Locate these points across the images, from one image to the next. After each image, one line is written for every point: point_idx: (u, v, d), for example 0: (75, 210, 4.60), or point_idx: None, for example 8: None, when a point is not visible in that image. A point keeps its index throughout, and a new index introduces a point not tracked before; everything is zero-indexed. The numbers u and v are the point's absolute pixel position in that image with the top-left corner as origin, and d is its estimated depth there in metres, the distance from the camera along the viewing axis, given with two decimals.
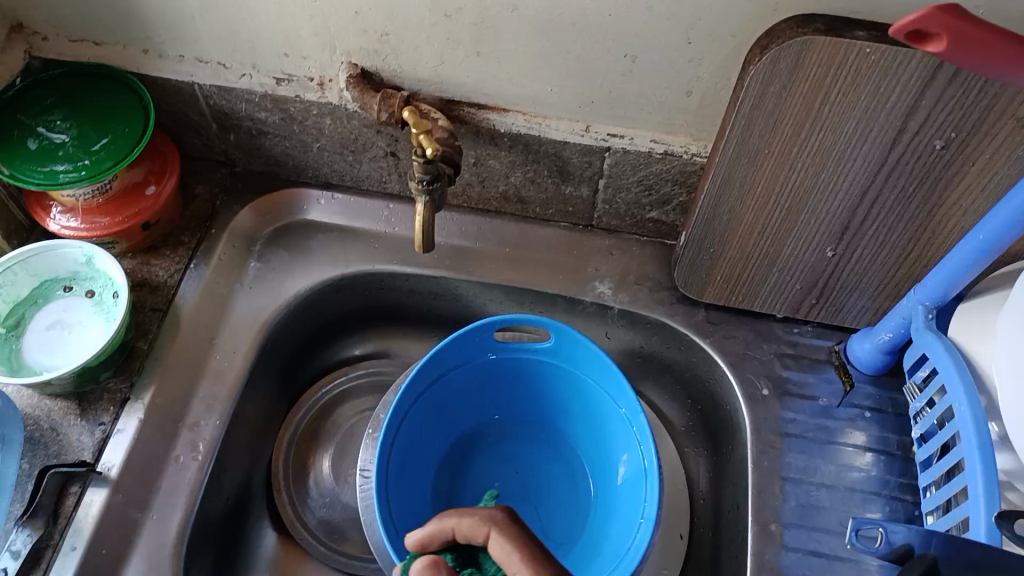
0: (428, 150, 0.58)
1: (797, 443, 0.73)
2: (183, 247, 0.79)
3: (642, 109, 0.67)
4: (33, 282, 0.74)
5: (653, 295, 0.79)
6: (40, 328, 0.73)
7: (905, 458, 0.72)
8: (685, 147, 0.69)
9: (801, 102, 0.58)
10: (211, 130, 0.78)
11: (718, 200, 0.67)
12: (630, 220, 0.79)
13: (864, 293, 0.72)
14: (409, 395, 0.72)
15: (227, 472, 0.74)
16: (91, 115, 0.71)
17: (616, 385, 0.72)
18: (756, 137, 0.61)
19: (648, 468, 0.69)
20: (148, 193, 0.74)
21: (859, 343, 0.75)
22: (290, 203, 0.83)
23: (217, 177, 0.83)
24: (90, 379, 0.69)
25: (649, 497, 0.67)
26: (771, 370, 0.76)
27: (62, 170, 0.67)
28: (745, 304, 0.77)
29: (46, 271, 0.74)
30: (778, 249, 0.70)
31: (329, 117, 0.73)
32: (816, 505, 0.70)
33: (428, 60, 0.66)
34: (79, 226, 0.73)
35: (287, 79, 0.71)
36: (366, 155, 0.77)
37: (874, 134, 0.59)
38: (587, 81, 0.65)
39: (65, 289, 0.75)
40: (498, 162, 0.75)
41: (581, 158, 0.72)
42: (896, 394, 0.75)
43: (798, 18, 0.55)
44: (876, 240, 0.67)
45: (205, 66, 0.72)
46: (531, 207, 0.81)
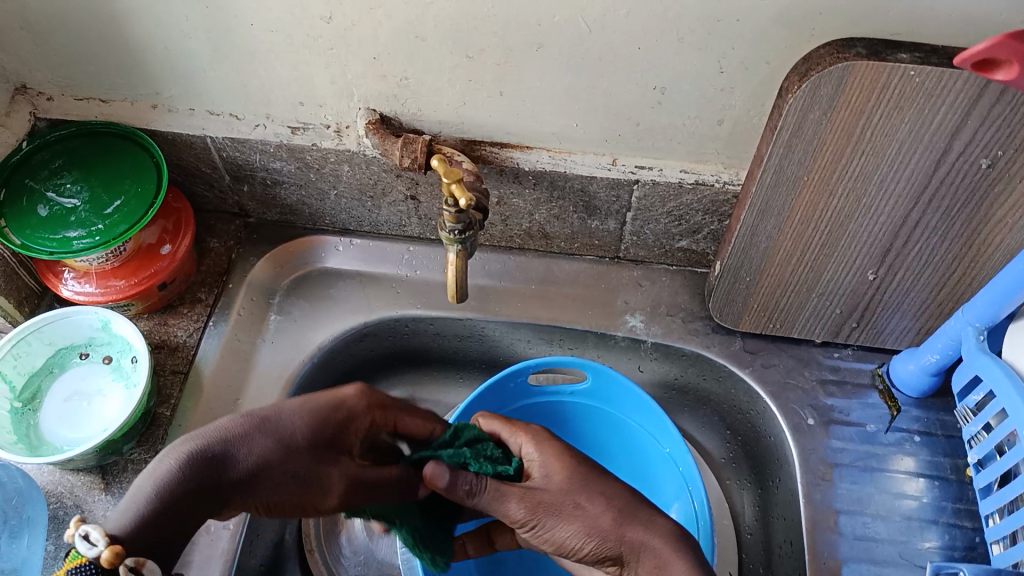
0: (463, 202, 0.55)
1: (848, 472, 0.70)
2: (201, 305, 0.76)
3: (672, 140, 0.65)
4: (48, 351, 0.72)
5: (687, 326, 0.77)
6: (59, 400, 0.71)
7: (960, 481, 0.70)
8: (716, 175, 0.67)
9: (842, 127, 0.57)
10: (224, 181, 0.76)
11: (755, 230, 0.65)
12: (658, 250, 0.77)
13: (906, 314, 0.70)
14: None
15: (261, 538, 0.71)
16: (101, 176, 0.69)
17: (660, 429, 0.71)
18: (795, 164, 0.60)
19: (700, 512, 0.68)
20: (163, 253, 0.72)
21: (902, 364, 0.72)
22: (307, 251, 0.80)
23: (231, 230, 0.81)
24: (113, 451, 0.67)
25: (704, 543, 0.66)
26: (814, 398, 0.74)
27: (75, 236, 0.65)
28: (782, 331, 0.75)
29: (61, 341, 0.72)
30: (817, 274, 0.68)
31: (347, 164, 0.71)
32: (872, 539, 0.67)
33: (449, 102, 0.64)
34: (94, 291, 0.70)
35: (303, 128, 0.69)
36: (386, 200, 0.75)
37: (918, 155, 0.58)
38: (614, 115, 0.63)
39: (82, 357, 0.73)
40: (522, 200, 0.73)
41: (608, 192, 0.70)
42: (945, 416, 0.73)
43: (836, 43, 0.53)
44: (919, 261, 0.65)
45: (217, 118, 0.70)
46: (556, 242, 0.79)
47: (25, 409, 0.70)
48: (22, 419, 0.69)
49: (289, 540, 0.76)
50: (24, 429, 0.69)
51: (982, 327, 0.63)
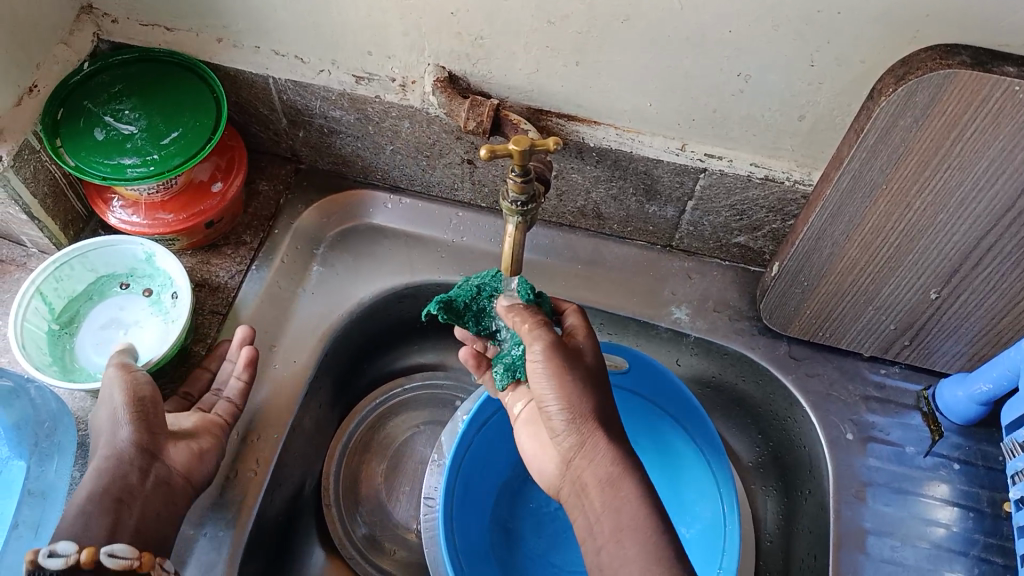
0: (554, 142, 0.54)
1: (881, 492, 0.69)
2: (245, 247, 0.76)
3: (747, 131, 0.63)
4: (90, 278, 0.72)
5: (733, 324, 0.75)
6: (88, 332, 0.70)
7: (996, 515, 0.68)
8: (788, 172, 0.65)
9: (931, 138, 0.54)
10: (281, 125, 0.75)
11: (821, 234, 0.63)
12: (713, 243, 0.75)
13: (962, 339, 0.68)
14: (477, 420, 0.70)
15: (281, 486, 0.71)
16: (160, 106, 0.67)
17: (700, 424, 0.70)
18: (875, 170, 0.57)
19: (728, 514, 0.67)
20: (214, 191, 0.71)
21: (951, 390, 0.70)
22: (355, 204, 0.79)
23: (282, 174, 0.80)
24: None
25: (729, 547, 0.66)
26: (856, 413, 0.72)
27: (129, 164, 0.65)
28: (831, 341, 0.73)
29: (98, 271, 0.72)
30: (878, 286, 0.66)
31: (409, 121, 0.69)
32: (899, 563, 0.66)
33: (522, 67, 0.62)
34: (141, 222, 0.70)
35: (367, 79, 0.67)
36: (442, 161, 0.73)
37: (1006, 176, 0.55)
38: (691, 99, 0.61)
39: (122, 286, 0.73)
40: (581, 177, 0.71)
41: (672, 178, 0.68)
42: (988, 447, 0.70)
43: (941, 48, 0.51)
44: (987, 286, 0.63)
45: (282, 59, 0.68)
46: (609, 223, 0.77)
47: (61, 332, 0.70)
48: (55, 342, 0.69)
49: (307, 490, 0.76)
50: (59, 351, 0.69)
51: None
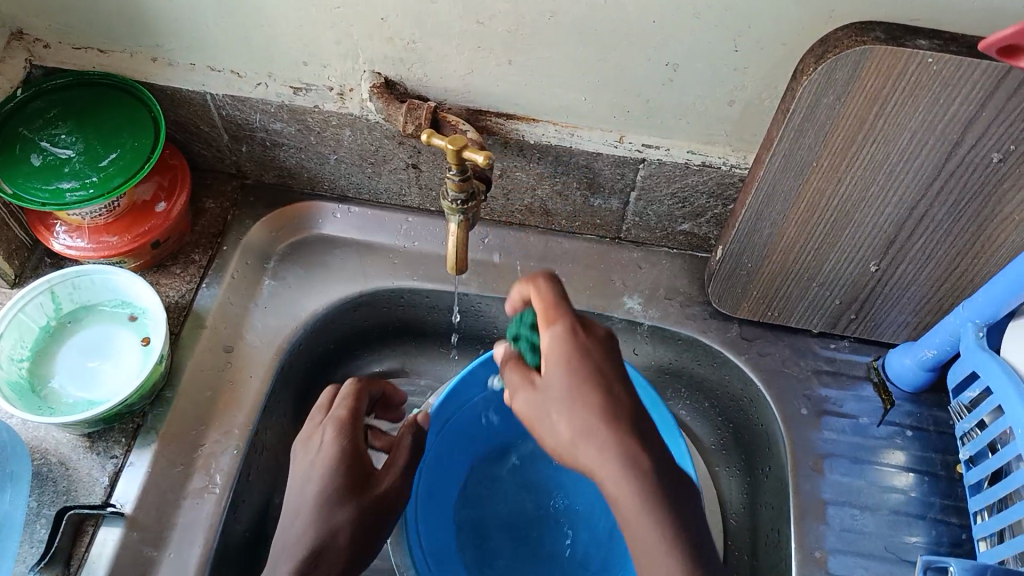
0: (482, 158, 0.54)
1: (839, 464, 0.70)
2: (195, 265, 0.75)
3: (681, 120, 0.64)
4: (46, 321, 0.70)
5: (685, 310, 0.77)
6: (78, 401, 0.66)
7: (949, 477, 0.69)
8: (723, 157, 0.66)
9: (854, 113, 0.56)
10: (222, 141, 0.75)
11: (760, 215, 0.65)
12: (660, 232, 0.77)
13: (905, 308, 0.70)
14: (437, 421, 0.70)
15: (246, 503, 0.70)
16: (97, 129, 0.67)
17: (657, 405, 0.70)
18: (805, 148, 0.59)
19: None
20: (158, 210, 0.71)
21: (898, 359, 0.72)
22: (304, 217, 0.79)
23: (227, 191, 0.79)
24: (121, 413, 0.66)
25: None
26: (808, 388, 0.73)
27: (68, 188, 0.64)
28: (779, 320, 0.74)
29: (59, 281, 0.69)
30: (819, 262, 0.68)
31: (349, 129, 0.69)
32: (860, 531, 0.67)
33: (457, 69, 0.63)
34: (86, 246, 0.69)
35: (305, 89, 0.67)
36: (386, 167, 0.73)
37: (930, 145, 0.57)
38: (625, 91, 0.62)
39: (67, 327, 0.70)
40: (526, 175, 0.72)
41: (613, 170, 0.69)
42: (937, 411, 0.72)
43: (855, 26, 0.52)
44: (922, 254, 0.65)
45: (218, 75, 0.68)
46: (557, 219, 0.78)
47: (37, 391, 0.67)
48: (119, 380, 0.67)
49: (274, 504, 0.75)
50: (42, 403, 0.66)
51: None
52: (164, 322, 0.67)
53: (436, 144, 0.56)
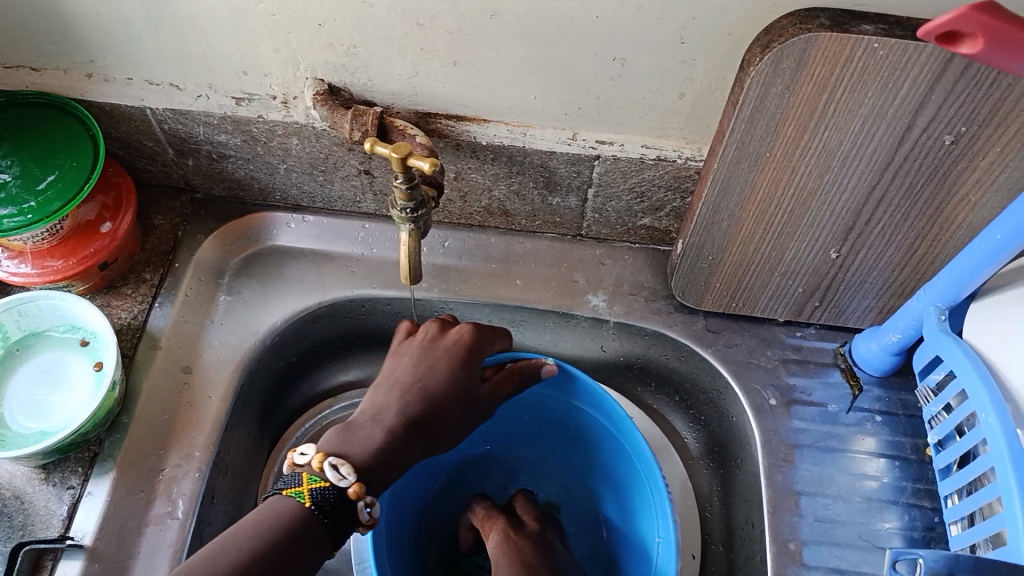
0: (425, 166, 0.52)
1: (810, 453, 0.69)
2: (146, 285, 0.73)
3: (633, 115, 0.63)
4: None
5: (649, 304, 0.76)
6: (30, 431, 0.64)
7: (920, 461, 0.69)
8: (678, 151, 0.65)
9: (805, 102, 0.55)
10: (168, 156, 0.73)
11: (717, 208, 0.64)
12: (621, 227, 0.75)
13: (869, 294, 0.70)
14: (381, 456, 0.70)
15: (211, 525, 0.68)
16: (34, 150, 0.65)
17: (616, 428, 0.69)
18: (758, 139, 0.58)
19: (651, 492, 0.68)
20: (103, 231, 0.69)
21: (864, 344, 0.71)
22: (258, 229, 0.77)
23: (178, 206, 0.77)
24: (74, 443, 0.64)
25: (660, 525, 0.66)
26: (776, 378, 0.73)
27: (5, 214, 0.62)
28: (744, 312, 0.74)
29: (3, 310, 0.66)
30: (780, 252, 0.67)
31: (297, 137, 0.68)
32: (833, 520, 0.67)
33: (401, 73, 0.61)
34: (30, 271, 0.67)
35: (248, 99, 0.65)
36: (338, 175, 0.72)
37: (882, 131, 0.56)
38: (574, 88, 0.61)
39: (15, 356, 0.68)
40: (481, 176, 0.70)
41: (569, 168, 0.68)
42: (906, 395, 0.72)
43: (799, 14, 0.51)
44: (882, 239, 0.64)
45: (157, 89, 0.66)
46: (516, 219, 0.76)
47: None
48: (72, 406, 0.66)
49: None
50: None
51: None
52: (115, 347, 0.65)
53: (380, 153, 0.54)
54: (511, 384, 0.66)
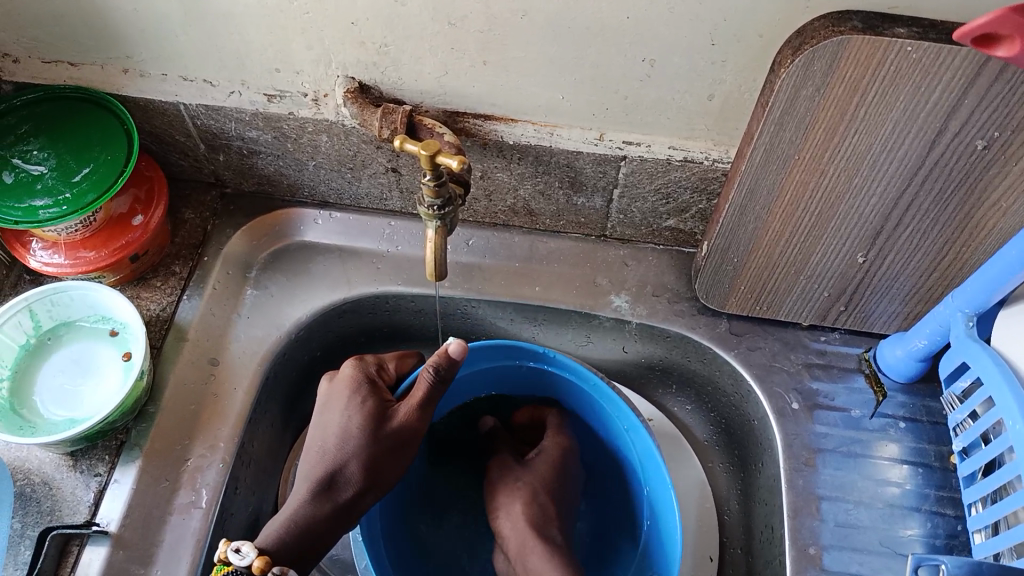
0: (455, 165, 0.53)
1: (832, 458, 0.69)
2: (175, 277, 0.74)
3: (661, 115, 0.63)
4: (25, 341, 0.69)
5: (673, 306, 0.76)
6: (61, 418, 0.65)
7: (944, 468, 0.69)
8: (706, 152, 0.65)
9: (835, 105, 0.55)
10: (199, 150, 0.74)
11: (743, 210, 0.64)
12: (645, 229, 0.76)
13: (895, 299, 0.69)
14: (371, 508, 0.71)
15: (234, 516, 0.69)
16: (70, 143, 0.66)
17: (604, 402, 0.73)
18: (786, 141, 0.58)
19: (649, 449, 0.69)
20: (135, 224, 0.70)
21: (890, 350, 0.71)
22: (285, 225, 0.78)
23: (207, 201, 0.78)
24: (103, 432, 0.65)
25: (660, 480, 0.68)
26: (799, 382, 0.73)
27: (41, 206, 0.63)
28: (768, 315, 0.74)
29: (37, 299, 0.67)
30: (806, 255, 0.67)
31: (326, 135, 0.68)
32: (854, 526, 0.66)
33: (431, 71, 0.62)
34: (63, 262, 0.68)
35: (279, 96, 0.66)
36: (366, 172, 0.72)
37: (912, 135, 0.56)
38: (603, 89, 0.61)
39: (46, 346, 0.69)
40: (507, 175, 0.71)
41: (595, 168, 0.68)
42: (931, 401, 0.71)
43: (832, 16, 0.51)
44: (910, 244, 0.64)
45: (191, 84, 0.67)
46: (541, 219, 0.76)
47: (18, 410, 0.66)
48: (101, 396, 0.67)
49: (264, 516, 0.74)
50: (23, 423, 0.65)
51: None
52: (145, 337, 0.66)
53: (409, 150, 0.55)
54: (429, 382, 0.65)
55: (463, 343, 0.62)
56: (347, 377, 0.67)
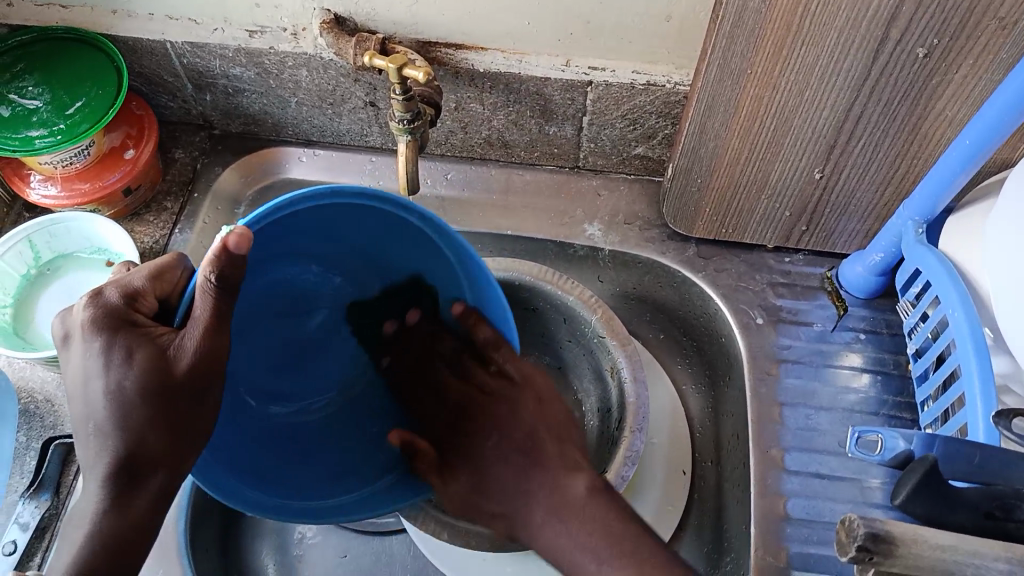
0: (421, 76, 0.58)
1: (794, 368, 0.72)
2: (167, 212, 0.78)
3: (622, 39, 0.66)
4: (25, 271, 0.73)
5: (644, 233, 0.79)
6: None
7: (902, 376, 0.72)
8: (667, 76, 0.68)
9: (780, 16, 0.57)
10: (187, 91, 0.77)
11: (703, 127, 0.67)
12: (616, 158, 0.79)
13: (854, 217, 0.72)
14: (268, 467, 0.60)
15: None
16: (63, 80, 0.69)
17: (478, 285, 0.65)
18: (738, 56, 0.61)
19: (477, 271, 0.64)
20: (126, 157, 0.74)
21: (851, 267, 0.74)
22: (271, 162, 0.82)
23: (197, 141, 0.82)
24: None
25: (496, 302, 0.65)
26: (764, 300, 0.76)
27: (37, 136, 0.67)
28: (734, 237, 0.77)
29: (35, 230, 0.71)
30: (766, 173, 0.70)
31: (305, 69, 0.72)
32: (814, 429, 0.70)
33: (402, 0, 0.65)
34: (60, 195, 0.72)
35: (260, 31, 0.70)
36: (346, 107, 0.76)
37: (857, 46, 0.58)
38: (565, 13, 0.64)
39: (44, 275, 0.73)
40: (480, 106, 0.74)
41: (563, 95, 0.71)
42: (890, 315, 0.75)
43: None
44: (864, 158, 0.67)
45: (176, 23, 0.70)
46: (516, 151, 0.80)
47: (18, 333, 0.69)
48: None
49: None
50: (24, 344, 0.69)
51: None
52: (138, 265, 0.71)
53: (378, 65, 0.63)
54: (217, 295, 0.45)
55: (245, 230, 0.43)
56: (109, 319, 0.47)
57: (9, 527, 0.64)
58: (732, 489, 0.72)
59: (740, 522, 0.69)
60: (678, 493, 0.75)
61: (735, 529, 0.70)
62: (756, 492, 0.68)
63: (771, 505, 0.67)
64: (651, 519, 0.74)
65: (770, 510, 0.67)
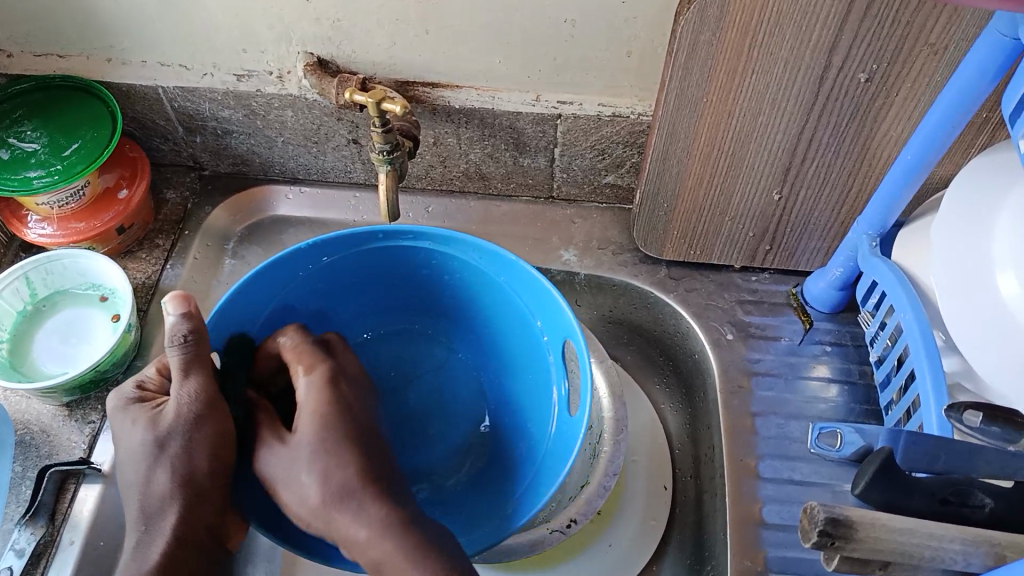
0: (397, 108, 0.63)
1: (764, 380, 0.76)
2: (159, 249, 0.81)
3: (588, 74, 0.71)
4: (22, 308, 0.75)
5: (617, 257, 0.83)
6: (56, 371, 0.72)
7: (867, 385, 0.75)
8: (632, 107, 0.73)
9: (730, 48, 0.62)
10: (178, 133, 0.81)
11: (666, 154, 0.71)
12: (588, 186, 0.83)
13: (814, 235, 0.76)
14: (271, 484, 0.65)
15: None
16: (59, 124, 0.73)
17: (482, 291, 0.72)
18: (693, 86, 0.65)
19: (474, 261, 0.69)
20: (120, 197, 0.77)
21: (814, 283, 0.78)
22: (259, 202, 0.85)
23: (187, 182, 0.86)
24: (98, 379, 0.71)
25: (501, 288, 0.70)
26: (734, 316, 0.80)
27: (35, 176, 0.70)
28: (703, 258, 0.81)
29: (32, 267, 0.74)
30: (728, 196, 0.74)
31: (291, 109, 0.76)
32: (786, 437, 0.73)
33: (380, 43, 0.70)
34: (55, 233, 0.75)
35: (247, 75, 0.74)
36: (330, 145, 0.80)
37: (803, 73, 0.63)
38: (534, 51, 0.69)
39: (39, 312, 0.76)
40: (457, 141, 0.78)
41: (534, 128, 0.76)
42: (854, 327, 0.78)
43: None
44: (818, 179, 0.71)
45: (167, 69, 0.74)
46: (493, 183, 0.84)
47: (16, 367, 0.72)
48: (90, 350, 0.73)
49: None
50: (21, 377, 0.71)
51: (994, 80, 0.53)
52: (132, 297, 0.73)
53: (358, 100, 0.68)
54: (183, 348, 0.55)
55: (180, 292, 0.55)
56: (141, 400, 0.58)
57: (5, 554, 0.65)
58: (710, 500, 0.75)
59: (717, 531, 0.71)
60: (660, 507, 0.78)
61: (713, 538, 0.72)
62: (731, 500, 0.70)
63: (747, 512, 0.69)
64: (636, 533, 0.76)
65: (746, 516, 0.69)
